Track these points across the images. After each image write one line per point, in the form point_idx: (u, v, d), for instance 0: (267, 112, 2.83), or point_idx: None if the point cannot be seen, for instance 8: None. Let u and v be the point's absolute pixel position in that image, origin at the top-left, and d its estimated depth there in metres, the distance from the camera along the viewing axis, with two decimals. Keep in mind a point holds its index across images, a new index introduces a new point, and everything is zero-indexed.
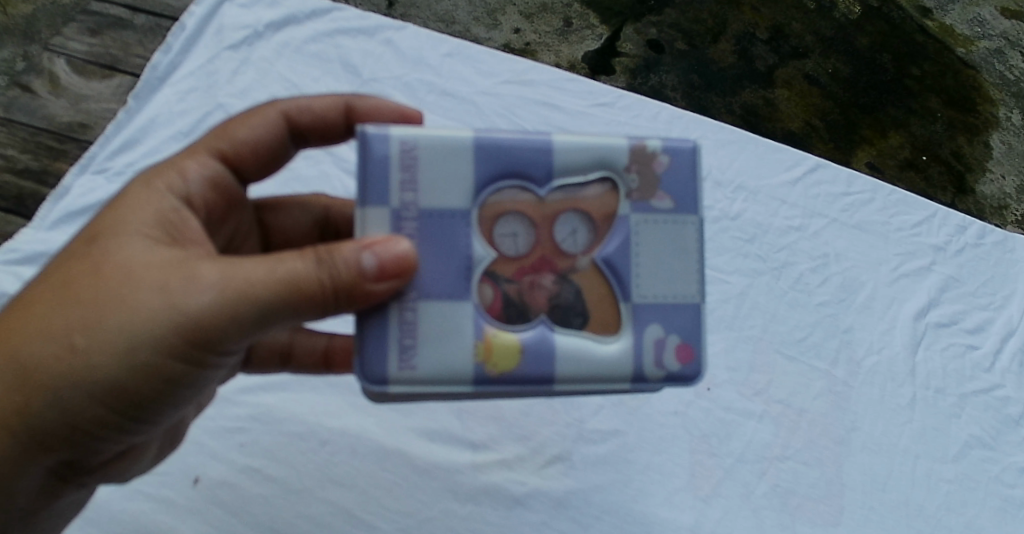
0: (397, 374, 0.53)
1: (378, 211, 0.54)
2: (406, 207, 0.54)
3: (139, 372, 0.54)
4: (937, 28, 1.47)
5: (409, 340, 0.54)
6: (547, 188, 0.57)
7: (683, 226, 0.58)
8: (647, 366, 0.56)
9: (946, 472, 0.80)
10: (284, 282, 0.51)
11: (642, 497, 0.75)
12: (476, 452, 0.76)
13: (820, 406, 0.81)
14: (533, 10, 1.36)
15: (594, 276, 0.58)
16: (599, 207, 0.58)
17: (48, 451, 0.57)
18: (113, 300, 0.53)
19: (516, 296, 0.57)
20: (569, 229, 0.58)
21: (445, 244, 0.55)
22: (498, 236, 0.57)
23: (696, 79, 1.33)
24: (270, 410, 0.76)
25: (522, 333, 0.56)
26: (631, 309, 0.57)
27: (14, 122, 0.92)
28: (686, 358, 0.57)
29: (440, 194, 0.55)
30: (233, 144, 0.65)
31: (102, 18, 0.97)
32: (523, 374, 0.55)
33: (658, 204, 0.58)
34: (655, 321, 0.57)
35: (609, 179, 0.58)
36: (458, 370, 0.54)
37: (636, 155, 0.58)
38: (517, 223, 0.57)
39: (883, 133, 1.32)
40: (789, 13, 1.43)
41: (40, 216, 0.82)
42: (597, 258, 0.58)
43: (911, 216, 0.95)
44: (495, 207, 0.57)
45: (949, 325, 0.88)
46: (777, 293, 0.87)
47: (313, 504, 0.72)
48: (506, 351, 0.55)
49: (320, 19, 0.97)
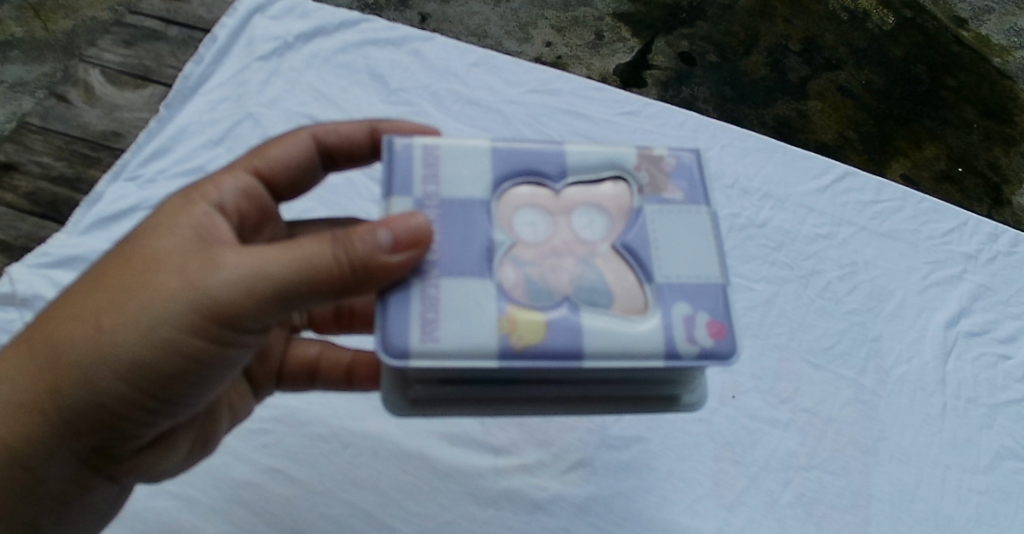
0: (419, 347, 0.53)
1: (401, 201, 0.57)
2: (428, 196, 0.57)
3: (163, 349, 0.55)
4: (972, 38, 1.47)
5: (431, 314, 0.54)
6: (562, 183, 0.60)
7: (697, 215, 0.60)
8: (679, 342, 0.55)
9: (976, 483, 0.78)
10: (304, 262, 0.52)
11: (664, 504, 0.75)
12: (498, 457, 0.76)
13: (848, 415, 0.80)
14: (564, 24, 1.39)
15: (614, 261, 0.58)
16: (613, 200, 0.60)
17: (80, 436, 0.58)
18: (141, 284, 0.55)
19: (539, 277, 0.57)
20: (586, 219, 0.59)
21: (465, 230, 0.56)
22: (518, 224, 0.58)
23: (728, 91, 1.33)
24: (295, 412, 0.77)
25: (548, 311, 0.55)
26: (656, 290, 0.57)
27: (50, 130, 0.93)
28: (719, 335, 0.56)
29: (460, 187, 0.58)
30: (267, 162, 0.66)
31: (137, 31, 1.00)
32: (550, 348, 0.54)
33: (671, 196, 0.60)
34: (680, 299, 0.57)
35: (621, 178, 0.61)
36: (483, 344, 0.54)
37: (644, 158, 0.61)
38: (536, 213, 0.59)
39: (918, 144, 1.30)
40: (821, 25, 1.43)
41: (74, 221, 0.84)
42: (617, 243, 0.58)
43: (942, 224, 0.94)
44: (514, 199, 0.59)
45: (980, 334, 0.86)
46: (804, 302, 0.86)
47: (334, 505, 0.73)
48: (532, 326, 0.54)
49: (349, 30, 0.99)
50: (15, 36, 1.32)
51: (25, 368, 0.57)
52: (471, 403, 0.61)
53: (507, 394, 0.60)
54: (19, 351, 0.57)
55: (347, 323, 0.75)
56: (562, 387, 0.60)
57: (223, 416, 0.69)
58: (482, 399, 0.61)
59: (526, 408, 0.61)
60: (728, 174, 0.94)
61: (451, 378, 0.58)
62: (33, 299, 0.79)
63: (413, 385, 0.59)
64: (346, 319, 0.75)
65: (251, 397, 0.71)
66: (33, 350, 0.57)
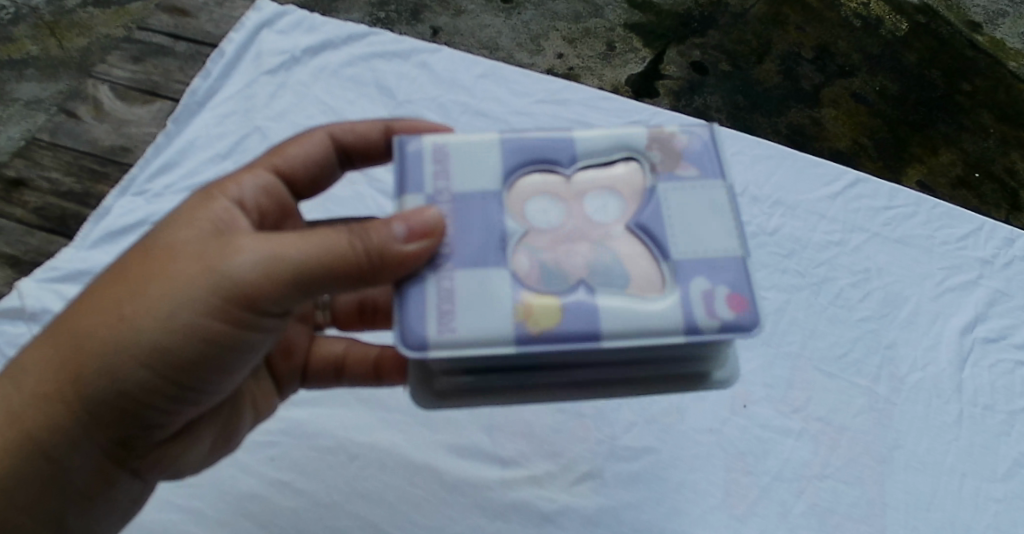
0: (436, 338, 0.53)
1: (414, 199, 0.57)
2: (439, 192, 0.57)
3: (185, 335, 0.55)
4: (988, 40, 1.46)
5: (447, 306, 0.54)
6: (572, 169, 0.59)
7: (714, 190, 0.58)
8: (698, 316, 0.54)
9: (994, 492, 0.76)
10: (320, 247, 0.53)
11: (672, 515, 0.74)
12: (506, 469, 0.75)
13: (861, 424, 0.79)
14: (575, 35, 1.40)
15: (629, 241, 0.57)
16: (626, 182, 0.59)
17: (104, 427, 0.58)
18: (163, 274, 0.55)
19: (553, 264, 0.56)
20: (599, 203, 0.59)
21: (479, 222, 0.56)
22: (528, 213, 0.58)
23: (741, 100, 1.33)
24: (303, 424, 0.76)
25: (563, 295, 0.55)
26: (673, 267, 0.56)
27: (59, 146, 0.94)
28: (739, 307, 0.55)
29: (472, 181, 0.58)
30: (287, 160, 0.66)
31: (145, 47, 1.01)
32: (567, 330, 0.54)
33: (684, 173, 0.59)
34: (698, 273, 0.56)
35: (632, 159, 0.60)
36: (501, 331, 0.54)
37: (655, 138, 0.60)
38: (547, 201, 0.58)
39: (934, 150, 1.28)
40: (834, 32, 1.42)
41: (82, 236, 0.84)
42: (630, 224, 0.58)
43: (957, 229, 0.92)
44: (525, 189, 0.58)
45: (997, 340, 0.85)
46: (816, 309, 0.85)
47: (341, 518, 0.73)
48: (548, 311, 0.54)
49: (356, 43, 0.99)
50: (30, 54, 1.35)
51: (49, 361, 0.57)
52: (497, 392, 0.61)
53: (528, 381, 0.60)
54: (41, 347, 0.58)
55: (371, 320, 0.74)
56: (585, 371, 0.60)
57: (247, 410, 0.69)
58: (507, 388, 0.60)
59: (551, 392, 0.61)
60: (738, 182, 0.93)
61: (472, 367, 0.58)
62: (41, 314, 0.79)
63: (437, 376, 0.60)
64: (369, 315, 0.74)
65: (275, 395, 0.71)
66: (56, 344, 0.57)
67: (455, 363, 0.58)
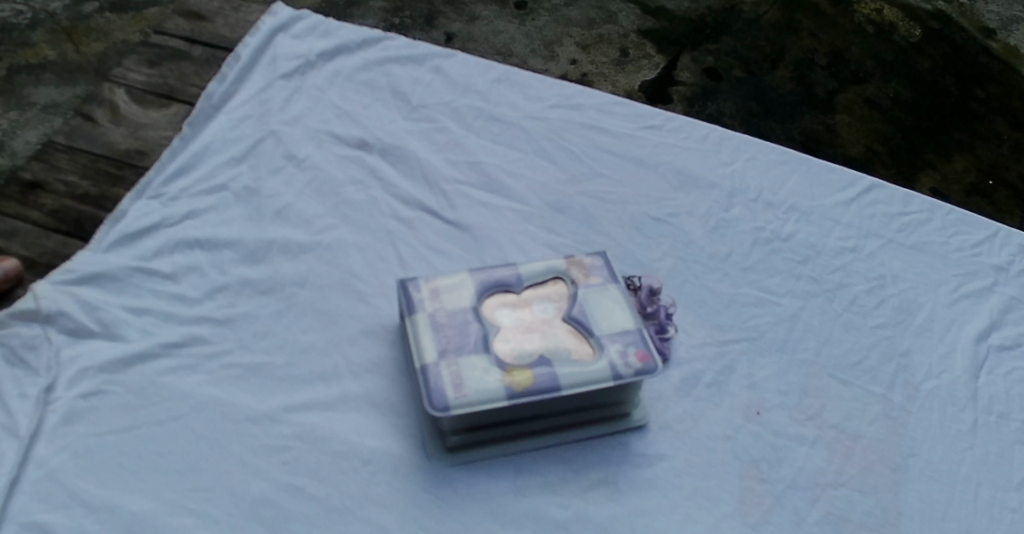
0: (456, 402, 0.64)
1: (416, 318, 0.69)
2: (436, 311, 0.69)
3: None
4: (1001, 48, 1.64)
5: (457, 378, 0.65)
6: (521, 285, 0.73)
7: (612, 291, 0.72)
8: (618, 367, 0.66)
9: (1010, 501, 0.75)
10: None
11: (687, 523, 0.70)
12: (519, 477, 0.70)
13: (876, 432, 0.77)
14: (589, 42, 1.50)
15: (566, 330, 0.70)
16: (557, 293, 0.72)
17: None
18: None
19: (518, 348, 0.68)
20: (544, 306, 0.72)
21: (463, 330, 0.68)
22: (495, 319, 0.70)
23: (754, 106, 1.44)
24: (314, 428, 0.71)
25: (528, 363, 0.66)
26: (599, 341, 0.68)
27: (75, 149, 0.95)
28: (644, 358, 0.67)
29: (453, 303, 0.70)
30: None
31: (162, 51, 1.04)
32: (540, 387, 0.65)
33: (593, 282, 0.73)
34: (613, 343, 0.68)
35: (559, 278, 0.73)
36: (493, 393, 0.64)
37: (572, 263, 0.74)
38: (508, 309, 0.71)
39: (948, 158, 1.42)
40: (847, 39, 1.58)
41: (98, 239, 0.81)
42: (567, 317, 0.70)
43: (972, 236, 0.92)
44: (487, 307, 0.71)
45: (1012, 348, 0.84)
46: (831, 316, 0.84)
47: (354, 525, 0.66)
48: (523, 371, 0.65)
49: (370, 48, 1.01)
50: (48, 59, 1.39)
51: None
52: (496, 441, 0.71)
53: (521, 429, 0.71)
54: None
55: None
56: (557, 417, 0.71)
57: None
58: (504, 436, 0.71)
59: (539, 437, 0.72)
60: (752, 187, 0.93)
61: (477, 423, 0.69)
62: (56, 315, 0.75)
63: (447, 434, 0.69)
64: None
65: None
66: None
67: (464, 421, 0.68)
